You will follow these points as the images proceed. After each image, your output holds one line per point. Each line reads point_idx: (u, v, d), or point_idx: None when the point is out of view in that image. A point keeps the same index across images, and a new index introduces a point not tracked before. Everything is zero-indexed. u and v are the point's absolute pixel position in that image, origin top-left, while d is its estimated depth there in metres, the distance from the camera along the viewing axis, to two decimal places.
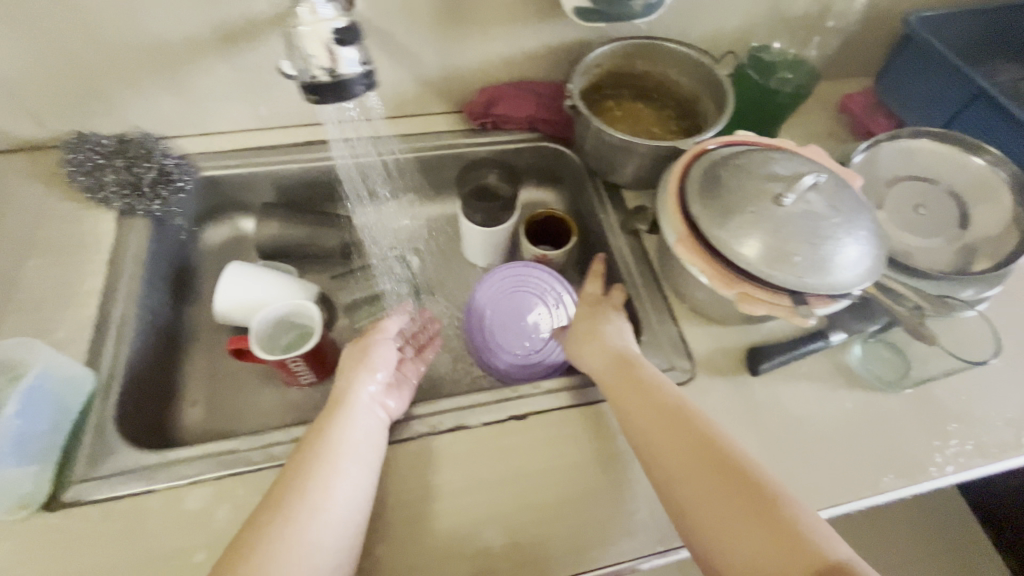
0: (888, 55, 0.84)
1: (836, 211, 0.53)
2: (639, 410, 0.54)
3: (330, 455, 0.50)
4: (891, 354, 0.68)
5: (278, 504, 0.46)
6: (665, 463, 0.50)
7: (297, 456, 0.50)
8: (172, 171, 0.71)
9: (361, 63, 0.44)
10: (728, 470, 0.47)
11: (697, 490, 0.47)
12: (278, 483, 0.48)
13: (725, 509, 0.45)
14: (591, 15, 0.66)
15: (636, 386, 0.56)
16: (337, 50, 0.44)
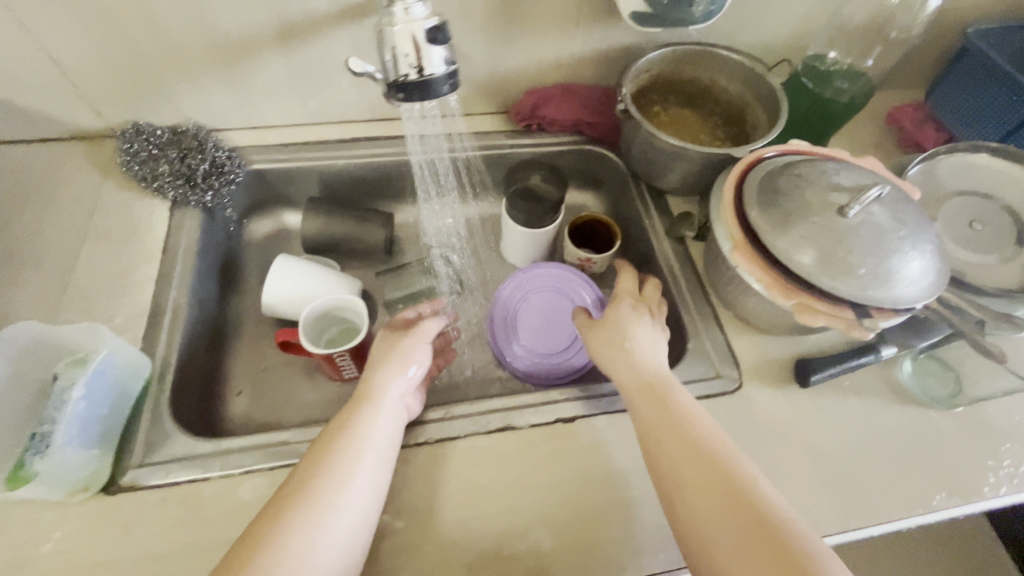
0: (942, 68, 0.83)
1: (902, 224, 0.53)
2: (654, 420, 0.50)
3: (348, 450, 0.48)
4: (943, 370, 0.67)
5: (291, 498, 0.44)
6: (679, 479, 0.45)
7: (318, 446, 0.48)
8: (223, 164, 0.72)
9: (451, 62, 0.41)
10: (746, 497, 0.42)
11: (712, 514, 0.42)
12: (296, 474, 0.47)
13: (715, 508, 0.42)
14: (648, 19, 0.65)
15: (655, 394, 0.52)
16: (424, 48, 0.40)
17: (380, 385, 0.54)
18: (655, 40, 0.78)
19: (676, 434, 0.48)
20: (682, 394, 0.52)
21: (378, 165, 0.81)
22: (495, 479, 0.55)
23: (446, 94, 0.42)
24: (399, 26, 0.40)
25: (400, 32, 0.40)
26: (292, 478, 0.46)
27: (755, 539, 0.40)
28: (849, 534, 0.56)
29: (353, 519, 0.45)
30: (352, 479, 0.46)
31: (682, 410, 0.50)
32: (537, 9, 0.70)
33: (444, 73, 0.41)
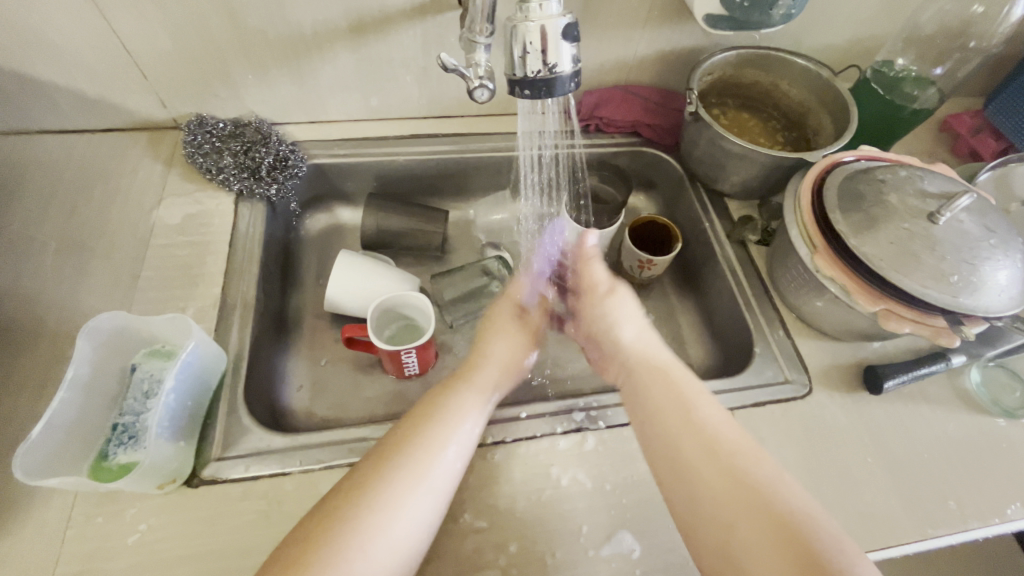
0: (1004, 78, 0.82)
1: (992, 233, 0.53)
2: (662, 415, 0.51)
3: (440, 420, 0.50)
4: (1008, 380, 0.66)
5: (395, 444, 0.47)
6: (698, 477, 0.45)
7: (415, 413, 0.51)
8: (287, 159, 0.72)
9: (577, 58, 0.43)
10: (763, 492, 0.42)
11: (715, 490, 0.44)
12: (396, 432, 0.48)
13: (723, 494, 0.43)
14: (722, 22, 0.65)
15: (665, 388, 0.53)
16: (555, 46, 0.42)
17: (476, 366, 0.57)
18: (720, 43, 0.78)
19: (692, 431, 0.48)
20: (693, 390, 0.53)
21: (435, 161, 0.80)
22: (573, 480, 0.55)
23: (567, 92, 0.45)
24: (532, 23, 0.41)
25: (534, 29, 0.41)
26: (383, 441, 0.48)
27: (778, 535, 0.40)
28: (928, 543, 0.55)
29: (439, 490, 0.46)
30: (444, 448, 0.48)
31: (694, 407, 0.50)
32: (609, 10, 0.70)
33: (571, 72, 0.43)
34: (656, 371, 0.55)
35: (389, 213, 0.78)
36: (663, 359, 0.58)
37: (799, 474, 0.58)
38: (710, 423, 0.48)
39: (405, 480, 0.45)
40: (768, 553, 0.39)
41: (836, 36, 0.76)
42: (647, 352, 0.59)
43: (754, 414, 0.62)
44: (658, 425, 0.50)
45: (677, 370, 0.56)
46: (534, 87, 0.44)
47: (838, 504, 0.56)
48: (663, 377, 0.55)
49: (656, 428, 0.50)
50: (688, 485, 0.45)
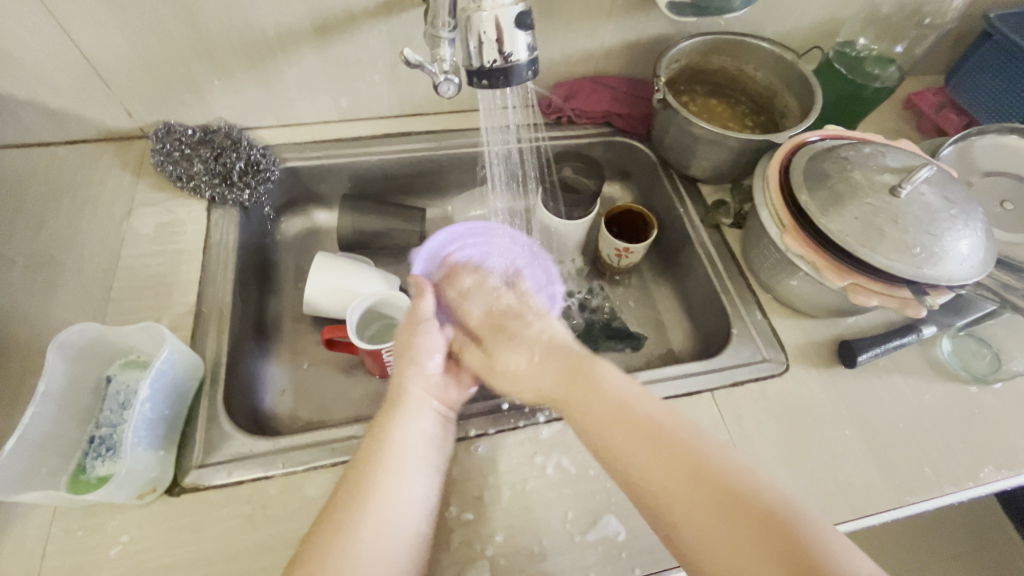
0: (963, 55, 0.84)
1: (952, 204, 0.54)
2: (593, 416, 0.49)
3: (390, 457, 0.47)
4: (978, 348, 0.68)
5: (349, 503, 0.44)
6: (636, 467, 0.44)
7: (361, 455, 0.47)
8: (259, 163, 0.72)
9: (534, 48, 0.43)
10: (701, 466, 0.42)
11: (680, 498, 0.41)
12: (355, 468, 0.47)
13: (694, 503, 0.41)
14: (685, 9, 0.66)
15: (587, 385, 0.51)
16: (510, 35, 0.42)
17: (411, 388, 0.53)
18: (686, 30, 0.78)
19: (621, 422, 0.47)
20: (611, 379, 0.51)
21: (408, 159, 0.80)
22: (557, 468, 0.56)
23: (525, 81, 0.45)
24: (485, 13, 0.41)
25: (488, 19, 0.42)
26: (337, 492, 0.45)
27: (722, 505, 0.40)
28: (905, 510, 0.57)
29: (416, 513, 0.46)
30: (403, 488, 0.46)
31: (617, 398, 0.49)
32: (572, 3, 0.71)
33: (528, 60, 0.44)
34: (572, 367, 0.53)
35: (364, 213, 0.78)
36: (579, 348, 0.56)
37: (779, 451, 0.59)
38: (641, 415, 0.47)
39: (386, 502, 0.45)
40: (722, 532, 0.39)
41: (797, 21, 0.78)
42: (569, 352, 0.56)
43: (733, 394, 0.62)
44: (592, 428, 0.48)
45: (590, 360, 0.54)
46: (492, 79, 0.44)
47: (817, 476, 0.57)
48: (581, 373, 0.52)
49: (592, 431, 0.48)
50: (639, 485, 0.44)
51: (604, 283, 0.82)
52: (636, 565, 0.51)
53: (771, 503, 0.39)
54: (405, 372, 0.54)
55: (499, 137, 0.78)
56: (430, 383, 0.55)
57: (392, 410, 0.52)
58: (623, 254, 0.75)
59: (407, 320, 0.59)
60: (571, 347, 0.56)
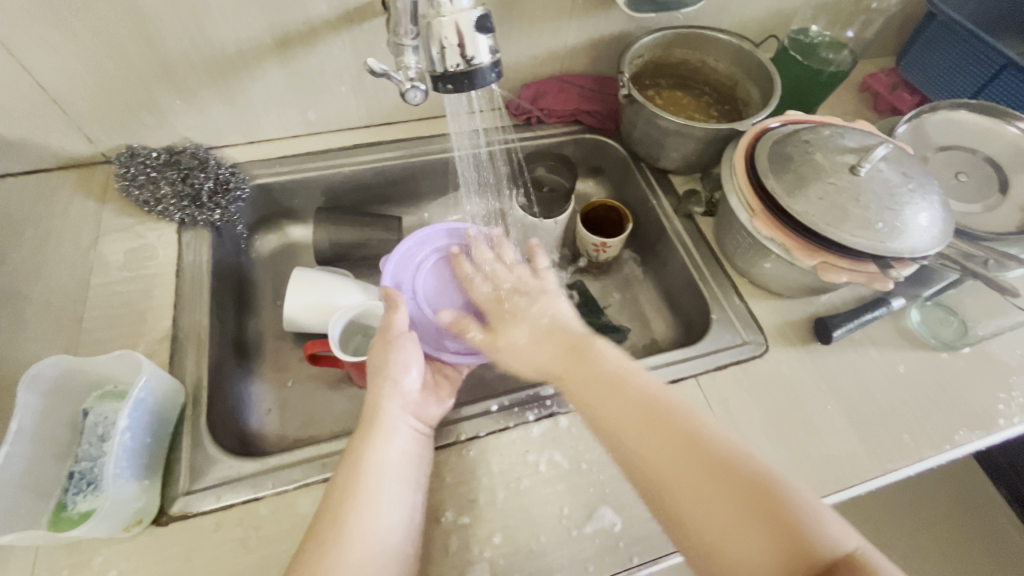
0: (911, 35, 0.87)
1: (909, 178, 0.57)
2: (586, 387, 0.50)
3: (368, 482, 0.47)
4: (946, 316, 0.71)
5: (326, 535, 0.43)
6: (631, 438, 0.45)
7: (339, 482, 0.47)
8: (228, 182, 0.71)
9: (496, 51, 0.44)
10: (694, 438, 0.43)
11: (672, 461, 0.42)
12: (334, 489, 0.46)
13: (686, 471, 0.42)
14: (643, 5, 0.67)
15: (589, 363, 0.52)
16: (470, 39, 0.43)
17: (386, 406, 0.52)
18: (646, 26, 0.80)
19: (620, 399, 0.48)
20: (614, 358, 0.52)
21: (380, 168, 0.80)
22: (550, 464, 0.56)
23: (490, 83, 0.45)
24: (445, 18, 0.42)
25: (448, 24, 0.42)
26: (317, 518, 0.45)
27: (710, 472, 0.41)
28: (888, 477, 0.59)
29: (397, 536, 0.46)
30: (381, 512, 0.46)
31: (614, 372, 0.50)
32: (533, 5, 0.71)
33: (490, 63, 0.44)
34: (574, 347, 0.54)
35: (340, 225, 0.77)
36: (579, 330, 0.57)
37: (763, 429, 0.60)
38: (634, 388, 0.48)
39: (362, 519, 0.45)
40: (705, 485, 0.40)
41: (751, 11, 0.80)
42: (571, 333, 0.56)
43: (717, 379, 0.64)
44: (588, 402, 0.49)
45: (595, 341, 0.55)
46: (456, 83, 0.44)
47: (801, 451, 0.59)
48: (583, 353, 0.53)
49: (582, 400, 0.50)
50: (630, 454, 0.45)
51: (583, 279, 0.83)
52: (634, 554, 0.51)
53: (759, 471, 0.41)
54: (381, 390, 0.53)
55: (466, 142, 0.79)
56: (407, 400, 0.53)
57: (370, 427, 0.50)
58: (601, 249, 0.77)
59: (379, 337, 0.55)
60: (572, 331, 0.56)
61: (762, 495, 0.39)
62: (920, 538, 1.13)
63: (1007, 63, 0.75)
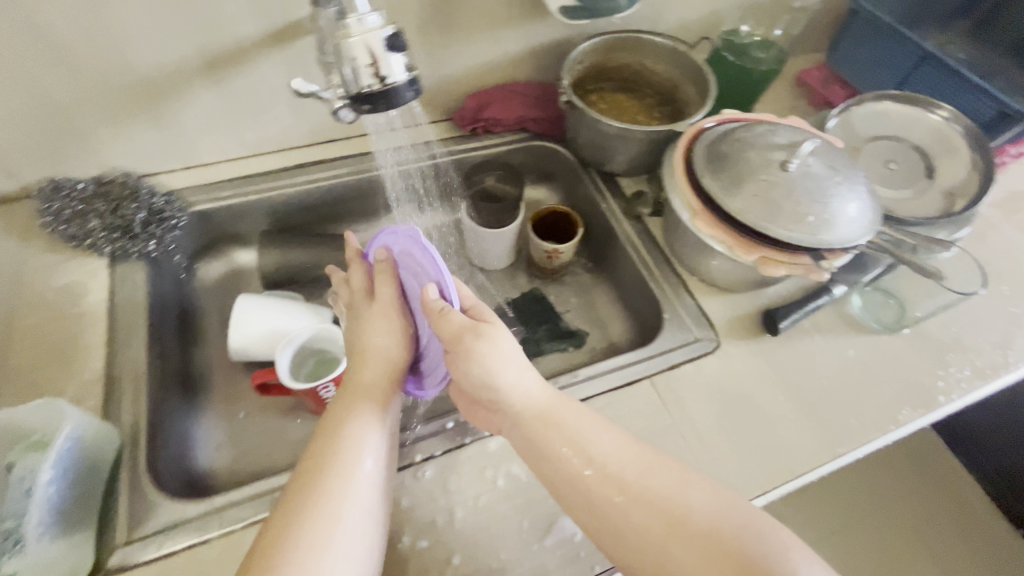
0: (838, 31, 0.91)
1: (836, 171, 0.59)
2: (562, 465, 0.48)
3: (346, 437, 0.48)
4: (885, 299, 0.73)
5: (301, 488, 0.45)
6: (617, 520, 0.45)
7: (319, 436, 0.49)
8: (163, 210, 0.68)
9: (410, 68, 0.44)
10: (676, 514, 0.44)
11: (663, 540, 0.44)
12: (314, 445, 0.48)
13: (677, 548, 0.43)
14: (578, 12, 0.68)
15: (566, 439, 0.49)
16: (384, 57, 0.43)
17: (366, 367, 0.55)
18: (585, 32, 0.81)
19: (598, 478, 0.47)
20: (591, 428, 0.50)
21: (326, 187, 0.78)
22: (508, 477, 0.55)
23: (409, 101, 0.45)
24: (354, 39, 0.42)
25: (357, 44, 0.42)
26: (293, 477, 0.46)
27: (700, 548, 0.43)
28: (839, 462, 0.60)
29: (371, 490, 0.46)
30: (358, 464, 0.47)
31: (586, 446, 0.49)
32: (469, 16, 0.71)
33: (406, 80, 0.44)
34: (544, 414, 0.51)
35: (289, 247, 0.76)
36: (546, 390, 0.53)
37: (719, 425, 0.61)
38: (607, 461, 0.48)
39: (339, 469, 0.46)
40: (696, 563, 0.42)
41: (685, 14, 0.82)
42: (538, 392, 0.52)
43: (671, 378, 0.65)
44: (565, 481, 0.48)
45: (567, 409, 0.51)
46: (374, 103, 0.44)
47: (756, 443, 0.60)
48: (553, 421, 0.50)
49: (557, 478, 0.49)
50: (618, 534, 0.45)
51: (540, 286, 0.82)
52: (595, 561, 0.51)
53: (741, 537, 0.43)
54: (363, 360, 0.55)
55: (409, 155, 0.79)
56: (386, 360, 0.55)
57: (355, 387, 0.53)
58: (554, 255, 0.77)
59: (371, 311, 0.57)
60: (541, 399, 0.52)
61: (749, 565, 0.42)
62: (866, 509, 1.21)
63: (925, 54, 0.79)
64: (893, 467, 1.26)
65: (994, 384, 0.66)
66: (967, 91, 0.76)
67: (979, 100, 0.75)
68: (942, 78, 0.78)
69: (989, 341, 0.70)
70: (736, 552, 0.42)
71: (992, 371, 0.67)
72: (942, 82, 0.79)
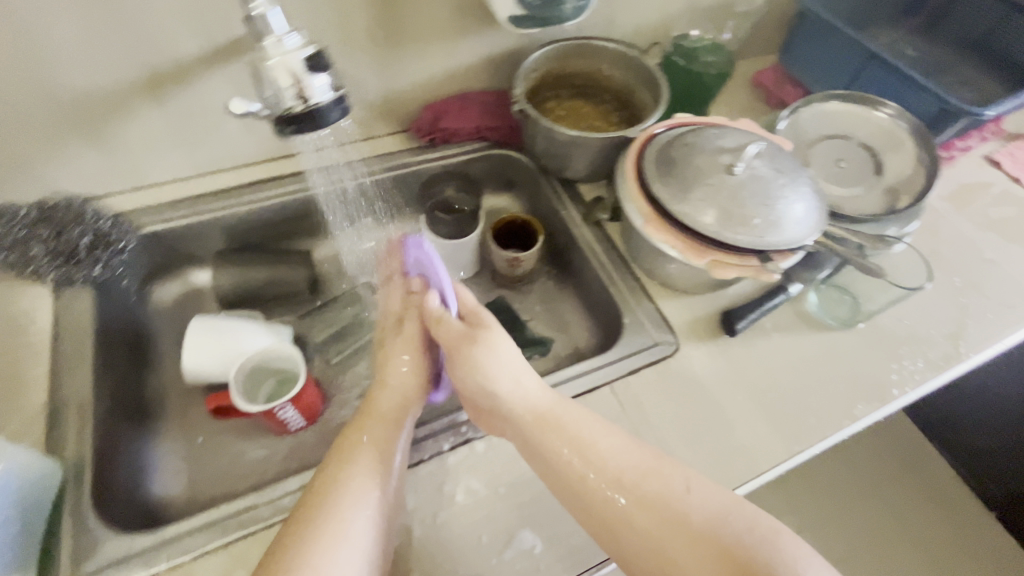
0: (789, 32, 0.92)
1: (781, 173, 0.60)
2: (560, 464, 0.49)
3: (354, 474, 0.48)
4: (840, 295, 0.75)
5: (304, 522, 0.45)
6: (613, 515, 0.46)
7: (326, 470, 0.49)
8: (109, 234, 0.67)
9: (335, 88, 0.45)
10: (669, 509, 0.45)
11: (663, 535, 0.44)
12: (320, 476, 0.49)
13: (673, 542, 0.43)
14: (524, 21, 0.67)
15: (560, 435, 0.50)
16: (306, 79, 0.44)
17: (378, 403, 0.55)
18: (538, 40, 0.81)
19: (594, 476, 0.47)
20: (588, 426, 0.51)
21: (283, 203, 0.77)
22: (468, 492, 0.55)
23: (337, 119, 0.47)
24: (275, 61, 0.43)
25: (278, 66, 0.43)
26: (297, 509, 0.46)
27: (693, 542, 0.43)
28: (797, 459, 0.61)
29: (371, 530, 0.46)
30: (361, 503, 0.47)
31: (582, 442, 0.49)
32: (418, 27, 0.71)
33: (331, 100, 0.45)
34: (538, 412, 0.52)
35: (246, 266, 0.74)
36: (543, 390, 0.54)
37: (679, 428, 0.62)
38: (602, 457, 0.48)
39: (343, 506, 0.46)
40: (691, 557, 0.42)
41: (635, 20, 0.82)
42: (536, 390, 0.54)
43: (632, 383, 0.65)
44: (563, 480, 0.49)
45: (560, 406, 0.52)
46: (301, 123, 0.46)
47: (716, 444, 0.61)
48: (547, 418, 0.51)
49: (557, 479, 0.49)
50: (615, 530, 0.46)
51: (504, 295, 0.82)
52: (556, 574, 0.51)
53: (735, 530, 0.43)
54: (381, 394, 0.56)
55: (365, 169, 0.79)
56: (400, 398, 0.56)
57: (367, 422, 0.54)
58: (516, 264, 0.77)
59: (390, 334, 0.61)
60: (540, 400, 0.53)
61: (742, 558, 0.41)
62: (832, 495, 1.26)
63: (873, 54, 0.80)
64: (859, 453, 1.32)
65: (946, 374, 0.68)
66: (914, 88, 0.78)
67: (926, 98, 0.77)
68: (891, 77, 0.80)
69: (940, 332, 0.71)
70: (732, 546, 0.42)
71: (944, 361, 0.69)
72: (891, 80, 0.80)
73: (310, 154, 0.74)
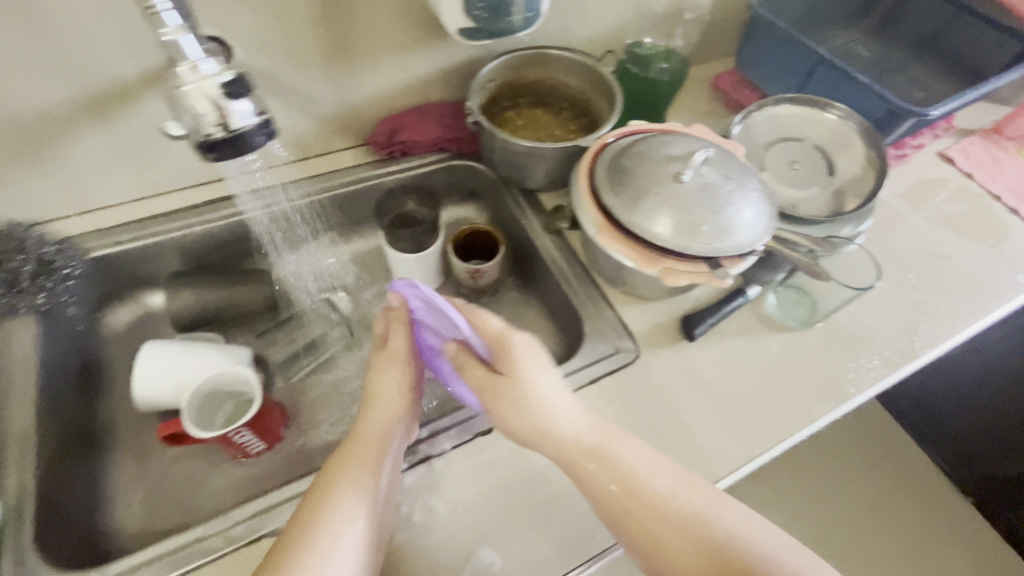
0: (744, 36, 0.93)
1: (729, 178, 0.60)
2: (609, 499, 0.48)
3: (346, 493, 0.47)
4: (798, 295, 0.76)
5: (292, 543, 0.44)
6: (664, 555, 0.45)
7: (317, 489, 0.48)
8: (53, 260, 0.64)
9: (257, 113, 0.49)
10: (721, 555, 0.44)
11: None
12: (311, 495, 0.48)
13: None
14: (476, 34, 0.64)
15: (610, 468, 0.49)
16: (227, 105, 0.47)
17: (376, 419, 0.54)
18: (492, 51, 0.81)
19: (647, 517, 0.47)
20: (638, 460, 0.50)
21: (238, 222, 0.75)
22: (425, 513, 0.54)
23: (262, 142, 0.51)
24: (193, 90, 0.46)
25: (196, 94, 0.46)
26: (287, 530, 0.46)
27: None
28: (758, 461, 0.62)
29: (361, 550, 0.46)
30: (350, 523, 0.46)
31: (632, 479, 0.48)
32: (367, 42, 0.71)
33: (254, 125, 0.49)
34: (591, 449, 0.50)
35: (200, 288, 0.72)
36: (593, 421, 0.52)
37: (641, 436, 0.62)
38: (651, 494, 0.48)
39: (332, 527, 0.45)
40: None
41: (589, 29, 0.83)
42: (584, 423, 0.51)
43: (591, 393, 0.65)
44: (613, 516, 0.48)
45: (613, 440, 0.50)
46: (224, 148, 0.49)
47: (678, 450, 0.61)
48: (604, 456, 0.49)
49: (610, 510, 0.48)
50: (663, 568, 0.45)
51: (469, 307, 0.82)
52: None
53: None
54: (381, 409, 0.55)
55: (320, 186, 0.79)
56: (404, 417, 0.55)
57: (365, 439, 0.52)
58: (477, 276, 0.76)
59: (390, 362, 0.57)
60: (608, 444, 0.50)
61: None
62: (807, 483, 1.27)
63: (819, 59, 0.82)
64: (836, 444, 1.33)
65: (901, 370, 0.69)
66: (860, 90, 0.79)
67: (870, 100, 0.78)
68: (838, 80, 0.81)
69: (896, 329, 0.72)
70: None
71: (900, 358, 0.70)
72: (837, 83, 0.82)
73: (236, 179, 0.75)
